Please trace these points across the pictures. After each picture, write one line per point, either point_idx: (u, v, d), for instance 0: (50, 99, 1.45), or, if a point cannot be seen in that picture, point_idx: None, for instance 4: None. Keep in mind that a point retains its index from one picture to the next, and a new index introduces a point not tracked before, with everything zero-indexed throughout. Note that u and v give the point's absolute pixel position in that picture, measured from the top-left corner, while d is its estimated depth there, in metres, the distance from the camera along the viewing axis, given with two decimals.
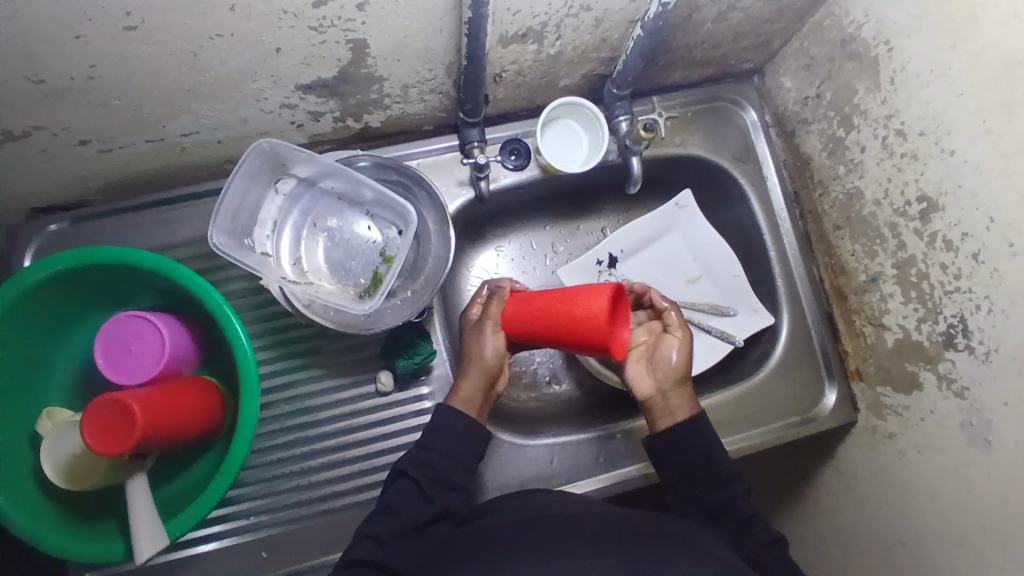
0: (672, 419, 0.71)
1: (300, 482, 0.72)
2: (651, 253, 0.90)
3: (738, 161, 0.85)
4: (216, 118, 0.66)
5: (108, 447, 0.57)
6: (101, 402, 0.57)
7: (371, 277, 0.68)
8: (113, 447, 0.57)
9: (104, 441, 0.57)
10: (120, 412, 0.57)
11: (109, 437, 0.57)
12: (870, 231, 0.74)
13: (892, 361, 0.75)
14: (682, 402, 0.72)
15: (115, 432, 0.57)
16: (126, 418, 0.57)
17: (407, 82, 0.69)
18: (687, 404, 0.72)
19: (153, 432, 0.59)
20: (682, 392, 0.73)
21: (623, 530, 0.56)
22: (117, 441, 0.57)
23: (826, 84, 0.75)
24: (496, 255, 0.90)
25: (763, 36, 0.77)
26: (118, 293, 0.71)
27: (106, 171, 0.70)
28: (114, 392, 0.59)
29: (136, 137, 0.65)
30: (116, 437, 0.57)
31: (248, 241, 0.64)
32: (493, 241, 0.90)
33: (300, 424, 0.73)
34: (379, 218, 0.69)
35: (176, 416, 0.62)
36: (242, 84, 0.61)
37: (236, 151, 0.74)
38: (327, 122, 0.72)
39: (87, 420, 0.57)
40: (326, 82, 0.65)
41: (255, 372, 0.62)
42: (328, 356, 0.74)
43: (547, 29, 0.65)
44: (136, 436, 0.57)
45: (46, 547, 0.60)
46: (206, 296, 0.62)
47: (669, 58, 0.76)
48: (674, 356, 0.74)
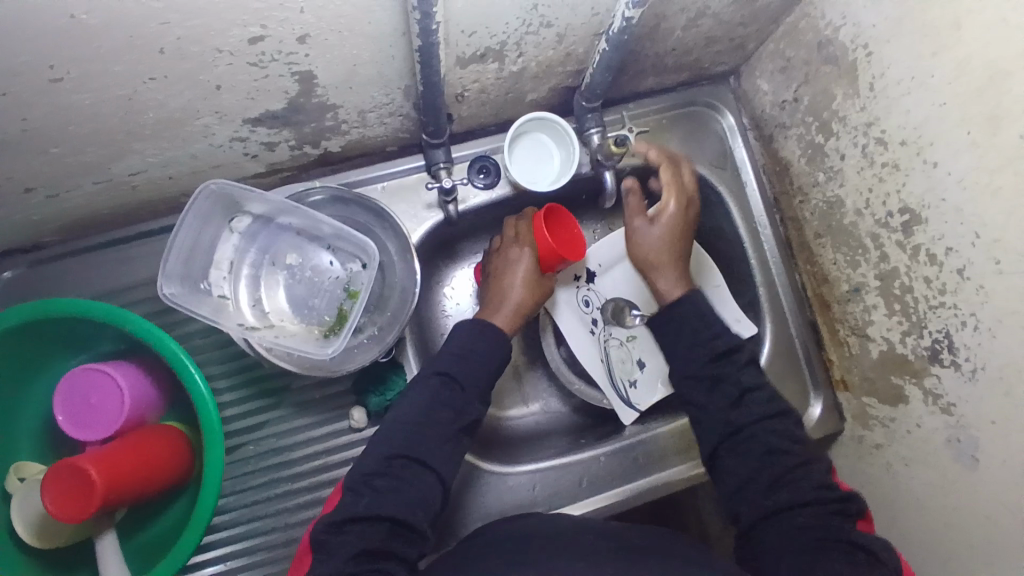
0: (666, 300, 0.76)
1: (276, 524, 0.70)
2: (631, 266, 0.87)
3: (715, 168, 0.82)
4: (165, 156, 0.63)
5: (63, 506, 0.56)
6: (60, 463, 0.57)
7: (335, 314, 0.65)
8: (68, 510, 0.56)
9: (59, 499, 0.56)
10: (74, 470, 0.56)
11: (67, 506, 0.56)
12: (851, 240, 0.72)
13: (877, 373, 0.73)
14: (669, 281, 0.76)
15: (72, 500, 0.56)
16: (78, 476, 0.56)
17: (364, 108, 0.65)
18: (677, 281, 0.76)
19: (115, 488, 0.58)
20: (673, 268, 0.76)
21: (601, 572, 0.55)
22: (71, 498, 0.56)
23: (804, 88, 0.72)
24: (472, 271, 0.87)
25: (736, 39, 0.73)
26: (78, 341, 0.68)
27: (55, 215, 0.67)
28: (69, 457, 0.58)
29: (82, 181, 0.62)
30: (71, 493, 0.56)
31: (204, 284, 0.61)
32: (468, 258, 0.87)
33: (274, 464, 0.71)
34: (341, 251, 0.66)
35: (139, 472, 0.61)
36: (186, 122, 0.58)
37: (191, 185, 0.70)
38: (284, 150, 0.69)
39: (46, 488, 0.56)
40: (276, 114, 0.61)
41: (216, 415, 0.61)
42: (298, 394, 0.72)
43: (507, 48, 0.61)
44: (95, 502, 0.56)
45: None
46: (163, 344, 0.61)
47: (639, 67, 0.72)
48: (665, 277, 0.76)
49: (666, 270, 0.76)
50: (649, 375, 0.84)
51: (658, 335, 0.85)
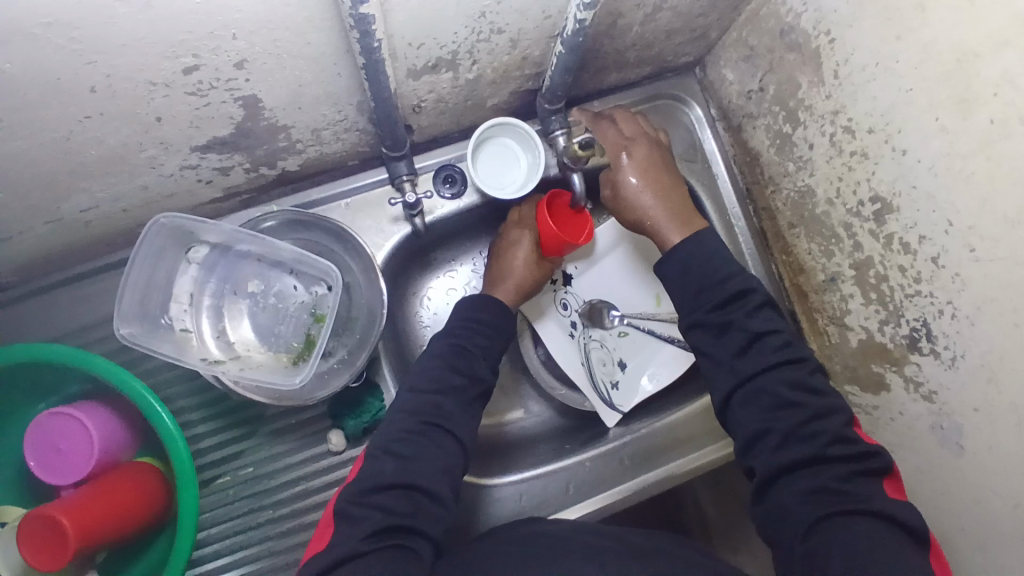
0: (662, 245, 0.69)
1: (258, 555, 0.68)
2: (609, 266, 0.85)
3: (686, 161, 0.80)
4: (114, 191, 0.61)
5: (36, 555, 0.55)
6: (34, 514, 0.56)
7: (303, 339, 0.64)
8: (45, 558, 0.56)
9: (32, 549, 0.55)
10: (45, 519, 0.55)
11: (46, 554, 0.55)
12: (824, 230, 0.71)
13: (858, 361, 0.72)
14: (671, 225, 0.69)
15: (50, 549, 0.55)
16: (49, 527, 0.55)
17: (317, 126, 0.63)
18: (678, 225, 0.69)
19: (90, 537, 0.58)
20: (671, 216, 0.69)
21: None
22: (45, 548, 0.55)
23: (769, 76, 0.70)
24: (450, 278, 0.86)
25: (698, 30, 0.71)
26: (43, 385, 0.67)
27: (5, 258, 0.65)
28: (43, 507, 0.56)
29: (29, 223, 0.60)
30: (43, 543, 0.55)
31: (165, 320, 0.59)
32: (444, 266, 0.85)
33: (252, 494, 0.70)
34: (304, 275, 0.65)
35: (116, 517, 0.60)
36: (130, 156, 0.56)
37: (147, 216, 0.68)
38: (239, 174, 0.66)
39: (22, 538, 0.55)
40: (225, 140, 0.59)
41: (186, 451, 0.60)
42: (273, 421, 0.71)
43: (459, 56, 0.59)
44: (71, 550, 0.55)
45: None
46: (126, 384, 0.59)
47: (600, 65, 0.71)
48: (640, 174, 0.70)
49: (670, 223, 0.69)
50: (630, 373, 0.83)
51: (640, 334, 0.84)
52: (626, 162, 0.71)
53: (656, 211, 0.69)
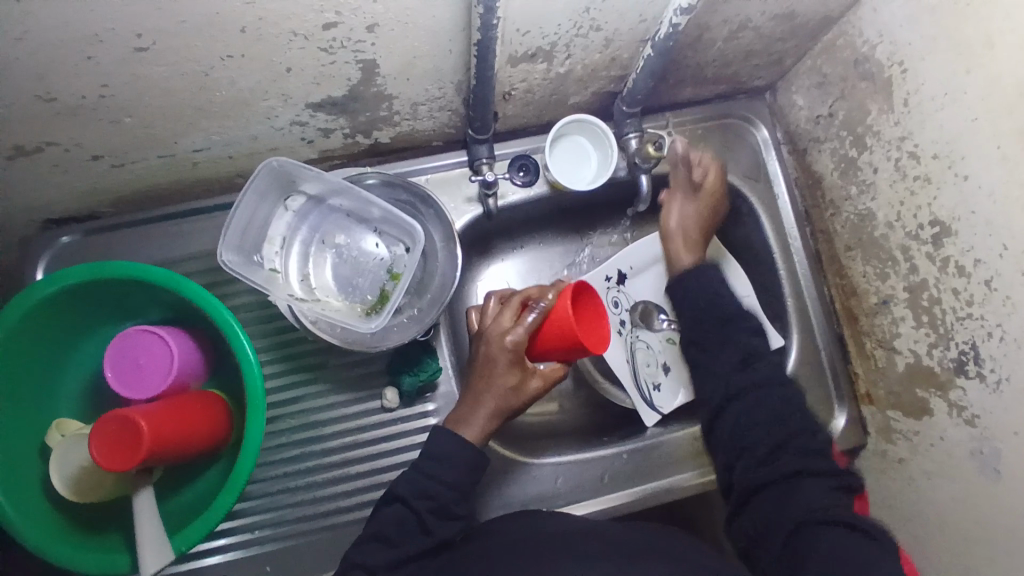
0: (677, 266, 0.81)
1: (304, 497, 0.72)
2: (662, 270, 0.86)
3: (748, 179, 0.83)
4: (227, 135, 0.67)
5: (107, 455, 0.56)
6: (115, 415, 0.57)
7: (378, 294, 0.69)
8: (112, 458, 0.56)
9: (104, 448, 0.56)
10: (121, 423, 0.56)
11: (114, 455, 0.56)
12: (882, 252, 0.74)
13: (903, 387, 0.74)
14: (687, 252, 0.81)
15: (119, 451, 0.56)
16: (126, 427, 0.57)
17: (417, 100, 0.69)
18: (697, 251, 0.81)
19: (159, 446, 0.59)
20: (699, 242, 0.81)
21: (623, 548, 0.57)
22: (116, 450, 0.56)
23: (839, 103, 0.74)
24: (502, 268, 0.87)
25: (775, 54, 0.76)
26: (129, 307, 0.72)
27: (118, 185, 0.71)
28: (122, 410, 0.58)
29: (148, 153, 0.66)
30: (115, 444, 0.56)
31: (257, 258, 0.64)
32: (499, 254, 0.87)
33: (305, 439, 0.73)
34: (387, 235, 0.70)
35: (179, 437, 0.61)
36: (253, 103, 0.62)
37: (248, 167, 0.74)
38: (338, 138, 0.72)
39: (96, 434, 0.56)
40: (336, 101, 0.65)
41: (262, 388, 0.63)
42: (334, 371, 0.75)
43: (556, 49, 0.64)
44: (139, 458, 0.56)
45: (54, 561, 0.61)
46: (215, 311, 0.63)
47: (679, 76, 0.75)
48: (680, 219, 0.81)
49: (694, 248, 0.81)
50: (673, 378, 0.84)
51: (685, 340, 0.86)
52: (676, 204, 0.81)
53: (692, 229, 0.81)
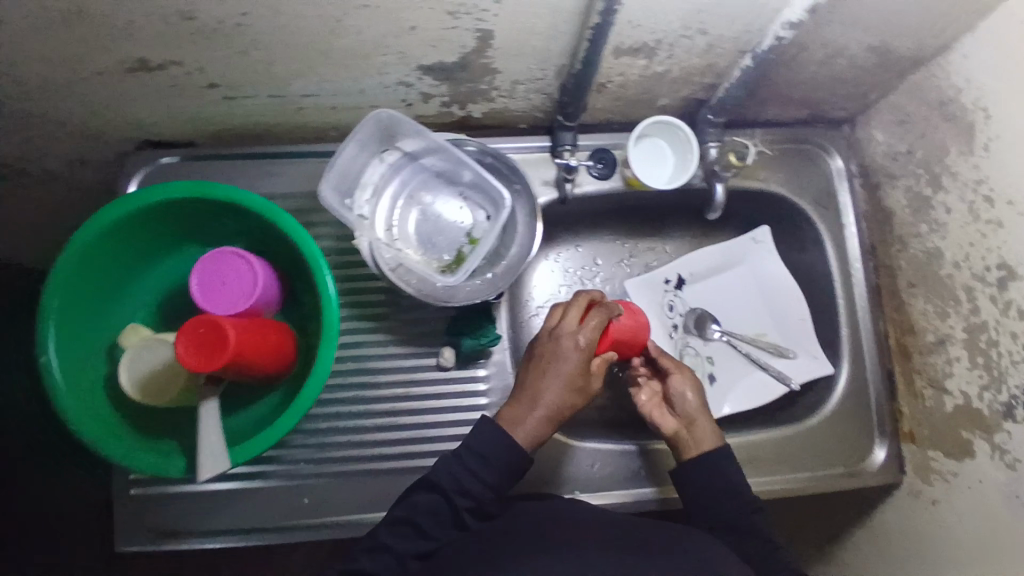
0: (699, 449, 0.72)
1: (351, 440, 0.75)
2: (722, 282, 0.87)
3: (819, 206, 0.84)
4: (337, 84, 0.71)
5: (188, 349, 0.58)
6: (206, 318, 0.59)
7: (454, 254, 0.72)
8: (197, 357, 0.59)
9: (187, 340, 0.59)
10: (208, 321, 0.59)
11: (200, 356, 0.59)
12: (944, 292, 0.75)
13: (947, 427, 0.75)
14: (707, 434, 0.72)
15: (205, 354, 0.59)
16: (214, 330, 0.59)
17: (517, 78, 0.72)
18: (713, 434, 0.73)
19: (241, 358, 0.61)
20: (706, 423, 0.74)
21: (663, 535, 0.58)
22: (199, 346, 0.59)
23: (919, 141, 0.77)
24: (557, 263, 0.90)
25: (861, 87, 0.79)
26: (216, 234, 0.75)
27: (225, 117, 0.75)
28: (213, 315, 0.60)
29: (261, 91, 0.71)
30: (198, 342, 0.59)
31: (348, 201, 0.69)
32: (554, 248, 0.90)
33: (360, 382, 0.76)
34: (470, 201, 0.74)
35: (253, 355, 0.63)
36: (371, 56, 0.66)
37: (346, 120, 0.78)
38: (435, 104, 0.76)
39: (187, 332, 0.59)
40: (446, 66, 0.69)
41: (337, 322, 0.66)
42: (397, 325, 0.78)
43: (660, 47, 0.67)
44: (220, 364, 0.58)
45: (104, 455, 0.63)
46: (306, 246, 0.67)
47: (767, 94, 0.78)
48: (688, 395, 0.76)
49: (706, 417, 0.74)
50: (716, 393, 0.83)
51: (736, 354, 0.85)
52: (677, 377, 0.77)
53: (698, 413, 0.75)
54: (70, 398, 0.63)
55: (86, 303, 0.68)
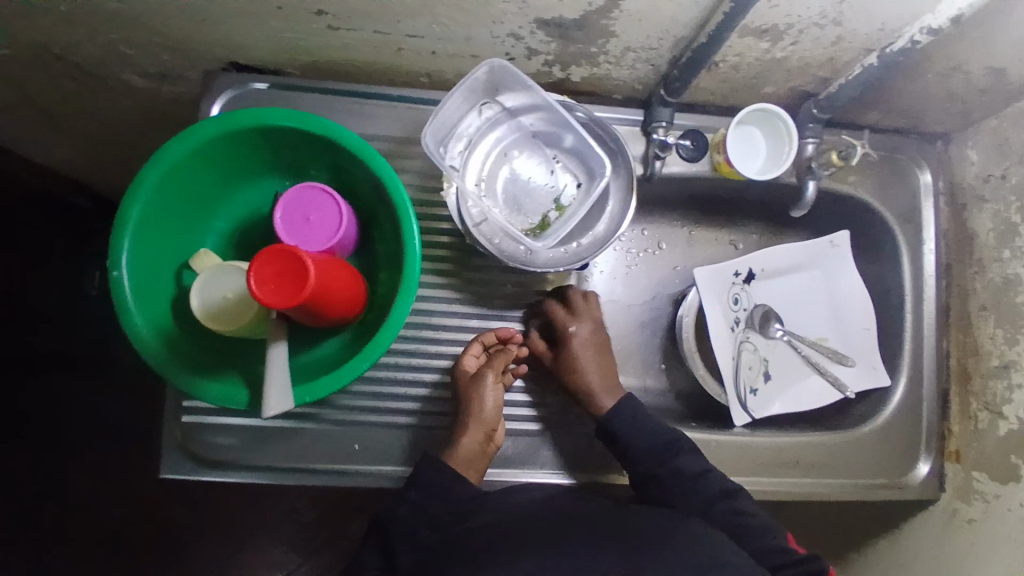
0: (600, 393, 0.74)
1: (407, 392, 0.76)
2: (790, 282, 0.86)
3: (900, 218, 0.83)
4: (448, 28, 0.67)
5: (260, 281, 0.52)
6: (284, 253, 0.52)
7: (540, 219, 0.70)
8: (273, 288, 0.52)
9: (259, 266, 0.52)
10: (293, 247, 0.53)
11: (276, 288, 0.52)
12: (1018, 319, 0.75)
13: (998, 452, 0.76)
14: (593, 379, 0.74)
15: (281, 284, 0.52)
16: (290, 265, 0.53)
17: (631, 45, 0.69)
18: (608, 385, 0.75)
19: (314, 300, 0.55)
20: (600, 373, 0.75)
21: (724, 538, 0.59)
22: (276, 278, 0.52)
23: (1017, 167, 0.75)
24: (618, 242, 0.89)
25: (968, 104, 0.77)
26: (298, 168, 0.73)
27: (319, 47, 0.72)
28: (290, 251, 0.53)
29: (367, 25, 0.67)
30: (275, 274, 0.52)
31: (443, 150, 0.67)
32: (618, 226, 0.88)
33: (421, 337, 0.77)
34: (563, 166, 0.71)
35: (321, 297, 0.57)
36: (492, 3, 0.62)
37: (441, 66, 0.76)
38: (538, 62, 0.73)
39: (266, 265, 0.52)
40: (564, 23, 0.65)
41: (419, 272, 0.65)
42: (465, 283, 0.78)
43: (789, 31, 0.64)
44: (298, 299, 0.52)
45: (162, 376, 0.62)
46: (396, 192, 0.65)
47: (874, 99, 0.76)
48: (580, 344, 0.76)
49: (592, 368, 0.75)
50: (767, 391, 0.84)
51: (794, 355, 0.85)
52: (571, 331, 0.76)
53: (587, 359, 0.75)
54: (138, 314, 0.62)
55: (163, 223, 0.66)
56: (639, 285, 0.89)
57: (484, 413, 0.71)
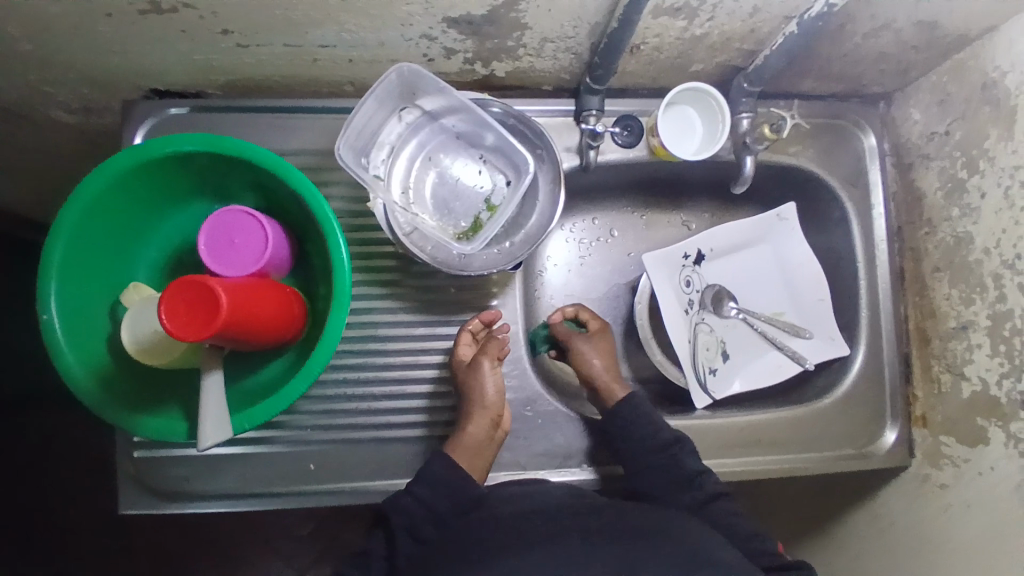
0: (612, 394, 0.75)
1: (359, 408, 0.74)
2: (741, 259, 0.86)
3: (847, 184, 0.81)
4: (358, 35, 0.66)
5: (172, 313, 0.51)
6: (194, 284, 0.51)
7: (472, 222, 0.70)
8: (185, 322, 0.51)
9: (169, 298, 0.51)
10: (202, 276, 0.52)
11: (188, 321, 0.51)
12: (971, 278, 0.73)
13: (963, 414, 0.75)
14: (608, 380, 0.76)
15: (194, 317, 0.52)
16: (202, 296, 0.52)
17: (548, 36, 0.68)
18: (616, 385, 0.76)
19: (234, 328, 0.54)
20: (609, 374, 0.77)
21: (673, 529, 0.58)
22: (188, 309, 0.51)
23: (958, 123, 0.74)
24: (567, 234, 0.88)
25: (904, 62, 0.75)
26: (226, 190, 0.72)
27: (234, 66, 0.71)
28: (203, 281, 0.52)
29: (276, 40, 0.66)
30: (187, 304, 0.52)
31: (365, 161, 0.66)
32: (566, 218, 0.87)
33: (370, 349, 0.76)
34: (491, 165, 0.70)
35: (246, 324, 0.56)
36: (394, 6, 0.61)
37: (362, 74, 0.74)
38: (458, 61, 0.72)
39: (175, 299, 0.51)
40: (473, 20, 0.64)
41: (349, 287, 0.63)
42: (408, 292, 0.77)
43: (703, 7, 0.63)
44: (212, 329, 0.51)
45: (104, 416, 0.62)
46: (318, 208, 0.64)
47: (806, 66, 0.74)
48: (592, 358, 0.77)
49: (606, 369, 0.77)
50: (728, 371, 0.83)
51: (752, 333, 0.85)
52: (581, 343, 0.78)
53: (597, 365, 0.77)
54: (71, 354, 0.62)
55: (91, 261, 0.66)
56: (593, 276, 0.89)
57: (489, 399, 0.71)
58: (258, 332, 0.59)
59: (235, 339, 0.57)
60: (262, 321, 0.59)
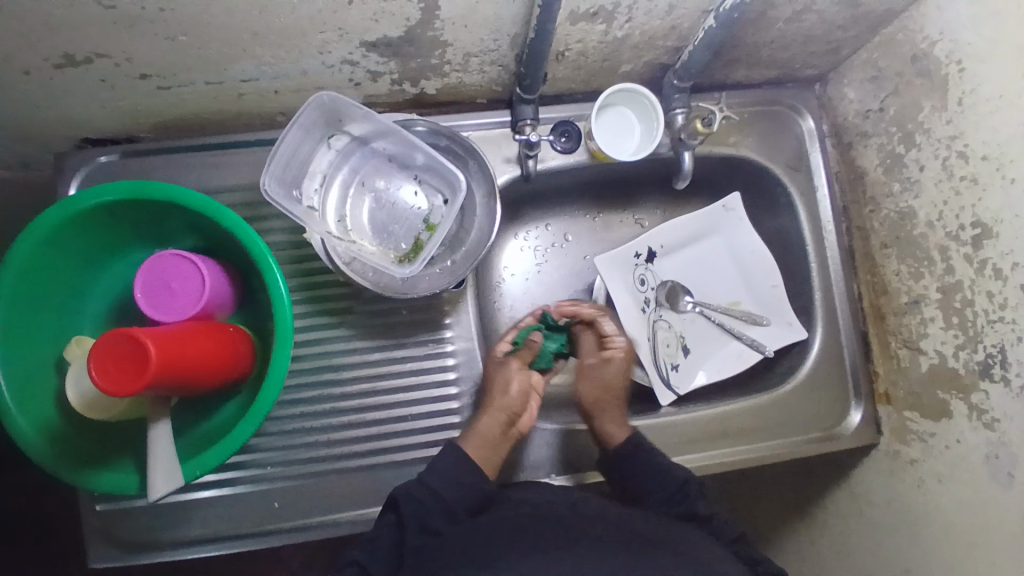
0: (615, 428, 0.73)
1: (319, 440, 0.74)
2: (694, 252, 0.87)
3: (790, 168, 0.81)
4: (278, 67, 0.65)
5: (101, 366, 0.51)
6: (122, 337, 0.51)
7: (413, 243, 0.69)
8: (115, 376, 0.51)
9: (99, 352, 0.51)
10: (129, 328, 0.52)
11: (117, 374, 0.51)
12: (919, 252, 0.73)
13: (925, 387, 0.74)
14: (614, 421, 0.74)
15: (123, 370, 0.51)
16: (131, 349, 0.51)
17: (471, 50, 0.67)
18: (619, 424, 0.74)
19: (168, 377, 0.54)
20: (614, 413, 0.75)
21: (636, 535, 0.58)
22: (116, 361, 0.51)
23: (892, 98, 0.74)
24: (521, 243, 0.88)
25: (832, 43, 0.75)
26: (165, 233, 0.72)
27: (159, 108, 0.70)
28: (131, 332, 0.52)
29: (196, 78, 0.65)
30: (115, 357, 0.51)
31: (297, 193, 0.65)
32: (520, 228, 0.87)
33: (326, 380, 0.75)
34: (426, 184, 0.70)
35: (184, 370, 0.56)
36: (309, 34, 0.60)
37: (291, 104, 0.74)
38: (385, 82, 0.71)
39: (104, 353, 0.51)
40: (392, 41, 0.63)
41: (291, 321, 0.62)
42: (360, 319, 0.76)
43: (619, 10, 0.62)
44: (142, 381, 0.51)
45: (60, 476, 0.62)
46: (252, 244, 0.63)
47: (734, 56, 0.74)
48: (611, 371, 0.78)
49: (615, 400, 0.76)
50: (690, 364, 0.84)
51: (709, 326, 0.86)
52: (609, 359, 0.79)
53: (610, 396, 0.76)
54: (21, 418, 0.61)
55: (33, 321, 0.64)
56: (550, 283, 0.88)
57: (508, 397, 0.72)
58: (201, 377, 0.59)
59: (175, 386, 0.56)
60: (203, 366, 0.59)
